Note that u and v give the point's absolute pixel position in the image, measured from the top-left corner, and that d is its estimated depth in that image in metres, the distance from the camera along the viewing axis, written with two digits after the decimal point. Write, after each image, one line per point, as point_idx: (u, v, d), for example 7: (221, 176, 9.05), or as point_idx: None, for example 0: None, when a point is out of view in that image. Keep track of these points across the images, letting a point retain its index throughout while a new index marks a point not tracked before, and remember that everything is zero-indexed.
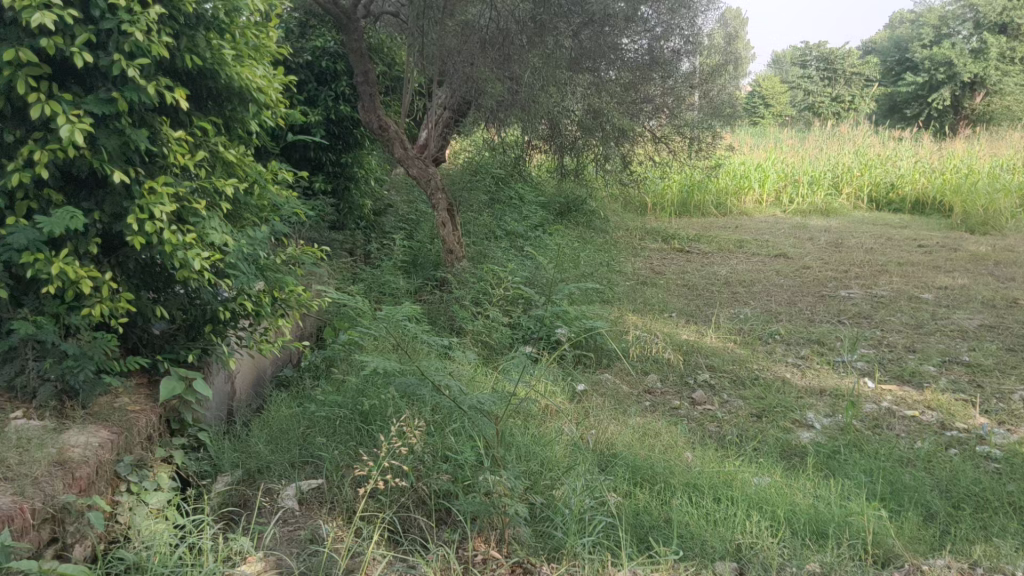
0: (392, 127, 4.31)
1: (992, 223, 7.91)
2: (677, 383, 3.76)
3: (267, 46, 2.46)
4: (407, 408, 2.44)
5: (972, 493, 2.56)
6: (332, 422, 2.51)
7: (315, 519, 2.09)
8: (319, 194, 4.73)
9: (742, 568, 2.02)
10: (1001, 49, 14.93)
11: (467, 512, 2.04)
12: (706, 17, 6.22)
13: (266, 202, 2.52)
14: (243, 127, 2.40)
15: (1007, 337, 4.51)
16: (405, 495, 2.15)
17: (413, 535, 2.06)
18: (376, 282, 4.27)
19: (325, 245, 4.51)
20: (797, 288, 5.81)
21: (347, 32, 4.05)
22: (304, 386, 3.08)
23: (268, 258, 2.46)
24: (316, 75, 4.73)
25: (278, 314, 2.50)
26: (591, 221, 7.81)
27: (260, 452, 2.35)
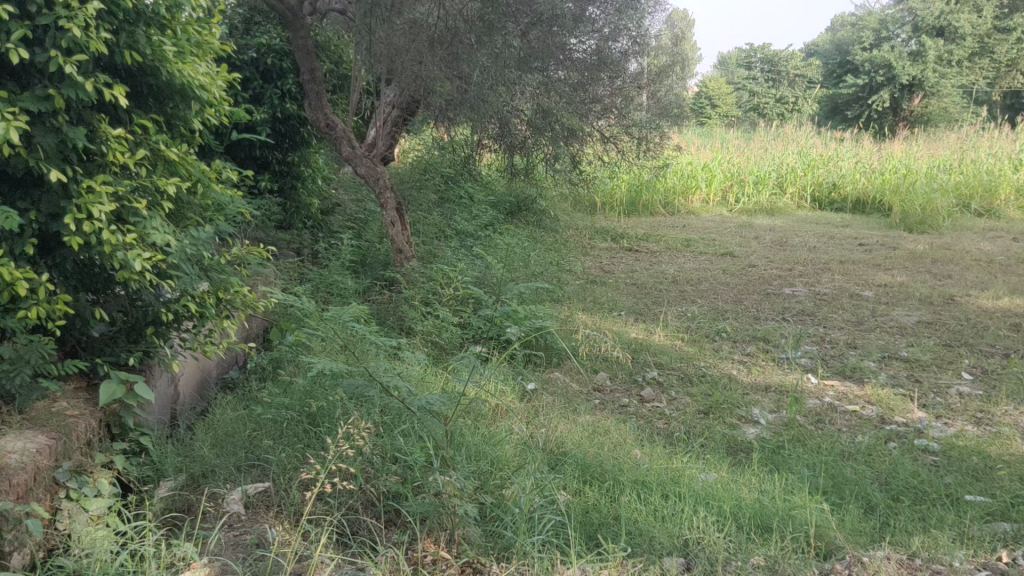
0: (339, 125, 4.27)
1: (929, 221, 8.12)
2: (626, 381, 3.80)
3: (210, 42, 2.41)
4: (356, 409, 2.42)
5: (911, 486, 2.62)
6: (279, 424, 2.49)
7: (261, 523, 2.06)
8: (265, 193, 4.67)
9: (689, 563, 2.04)
10: (938, 52, 15.39)
11: (417, 513, 2.03)
12: (654, 18, 6.28)
13: (210, 201, 2.48)
14: (185, 125, 2.36)
15: (943, 332, 4.64)
16: (353, 497, 2.13)
17: (362, 537, 2.04)
18: (324, 282, 4.22)
19: (271, 245, 4.45)
20: (743, 286, 5.90)
21: (293, 29, 4.00)
22: (250, 388, 3.03)
23: (213, 258, 2.41)
24: (261, 72, 4.67)
25: (223, 314, 2.45)
26: (540, 221, 7.84)
27: (204, 456, 2.31)
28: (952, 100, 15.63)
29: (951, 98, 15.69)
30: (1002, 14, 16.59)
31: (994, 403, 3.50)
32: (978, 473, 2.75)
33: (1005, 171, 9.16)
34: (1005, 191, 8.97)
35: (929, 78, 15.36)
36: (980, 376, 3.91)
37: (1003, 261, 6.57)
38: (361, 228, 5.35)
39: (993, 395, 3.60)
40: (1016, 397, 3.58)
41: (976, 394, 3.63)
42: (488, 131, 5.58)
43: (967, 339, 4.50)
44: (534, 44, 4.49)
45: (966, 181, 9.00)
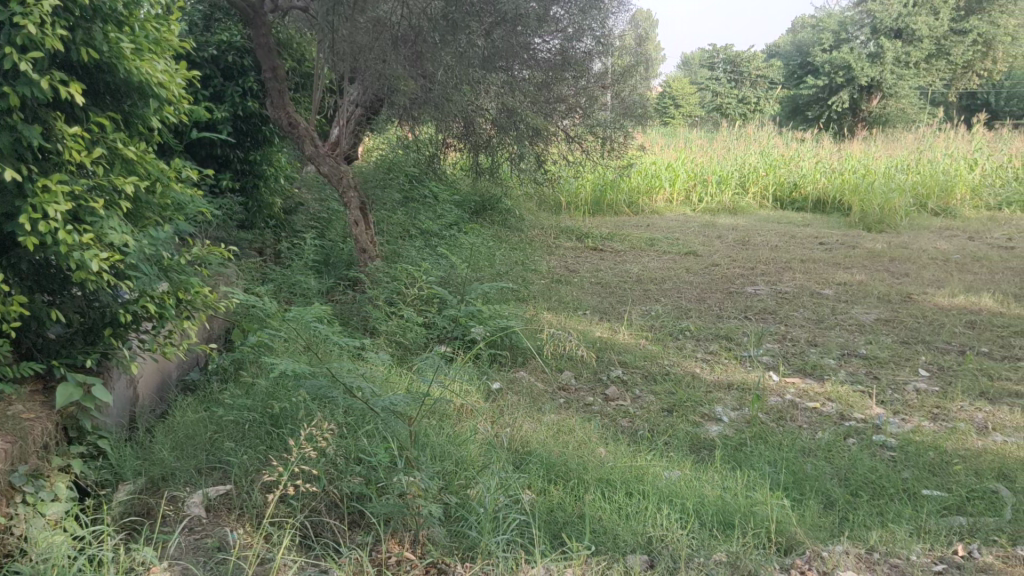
0: (302, 124, 4.23)
1: (887, 221, 8.26)
2: (590, 379, 3.82)
3: (169, 40, 2.38)
4: (319, 411, 2.41)
5: (869, 481, 2.67)
6: (241, 426, 2.46)
7: (223, 526, 2.04)
8: (226, 192, 4.62)
9: (652, 560, 2.06)
10: (896, 54, 15.67)
11: (381, 513, 2.02)
12: (618, 18, 6.31)
13: (169, 201, 2.45)
14: (143, 123, 2.32)
15: (901, 330, 4.73)
16: (315, 499, 2.12)
17: (324, 539, 2.03)
18: (286, 282, 4.19)
19: (232, 245, 4.41)
20: (706, 285, 5.96)
21: (253, 26, 3.96)
22: (211, 389, 3.00)
23: (172, 259, 2.39)
24: (222, 70, 4.62)
25: (183, 315, 2.42)
26: (505, 220, 7.84)
27: (164, 459, 2.28)
28: (910, 101, 15.95)
29: (909, 99, 16.01)
30: (957, 17, 16.93)
31: (950, 399, 3.57)
32: (934, 468, 2.81)
33: (960, 171, 9.35)
34: (960, 191, 9.16)
35: (887, 80, 15.63)
36: (936, 372, 3.98)
37: (958, 259, 6.71)
38: (325, 228, 5.31)
39: (949, 391, 3.67)
40: (971, 393, 3.65)
41: (932, 391, 3.70)
42: (452, 131, 5.58)
43: (923, 336, 4.59)
44: (497, 44, 4.51)
45: (923, 181, 9.18)
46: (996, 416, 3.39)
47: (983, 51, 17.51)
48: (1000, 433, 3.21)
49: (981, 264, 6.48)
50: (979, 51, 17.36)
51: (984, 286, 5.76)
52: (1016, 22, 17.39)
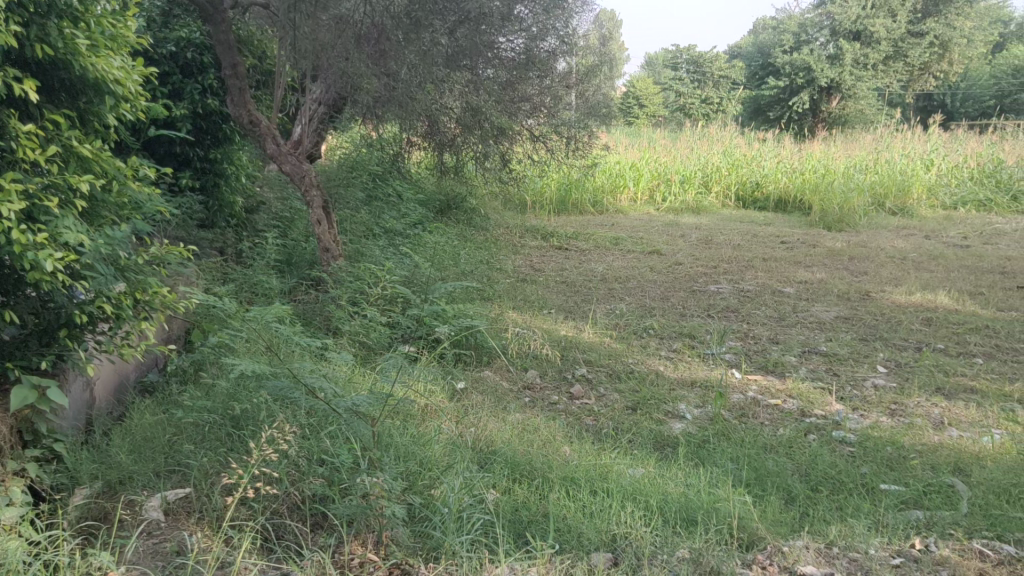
0: (263, 122, 4.17)
1: (847, 220, 8.37)
2: (555, 379, 3.81)
3: (125, 36, 2.31)
4: (281, 412, 2.37)
5: (829, 476, 2.70)
6: (201, 427, 2.42)
7: (182, 530, 2.00)
8: (186, 190, 4.54)
9: (616, 558, 2.05)
10: (855, 55, 15.91)
11: (343, 515, 2.00)
12: (581, 18, 6.25)
13: (127, 199, 2.40)
14: (99, 120, 2.26)
15: (860, 327, 4.79)
16: (277, 501, 2.08)
17: (286, 542, 1.99)
18: (248, 282, 4.13)
19: (193, 245, 4.34)
20: (670, 283, 6.00)
21: (213, 23, 3.90)
22: (170, 391, 2.95)
23: (129, 258, 2.33)
24: (181, 67, 4.54)
25: (141, 316, 2.36)
26: (470, 220, 7.82)
27: (121, 463, 2.24)
28: (868, 102, 16.20)
29: (868, 100, 16.25)
30: (915, 19, 17.21)
31: (907, 395, 3.62)
32: (892, 463, 2.85)
33: (916, 171, 9.50)
34: (917, 191, 9.31)
35: (847, 81, 15.85)
36: (894, 369, 4.04)
37: (915, 257, 6.82)
38: (287, 228, 5.25)
39: (906, 387, 3.73)
40: (927, 389, 3.71)
41: (890, 387, 3.75)
42: (416, 129, 5.55)
43: (881, 333, 4.66)
44: (461, 43, 4.47)
45: (880, 180, 9.32)
46: (952, 411, 3.45)
47: (938, 53, 17.83)
48: (956, 428, 3.26)
49: (938, 262, 6.59)
50: (934, 53, 17.67)
51: (940, 284, 5.85)
52: (970, 24, 17.73)
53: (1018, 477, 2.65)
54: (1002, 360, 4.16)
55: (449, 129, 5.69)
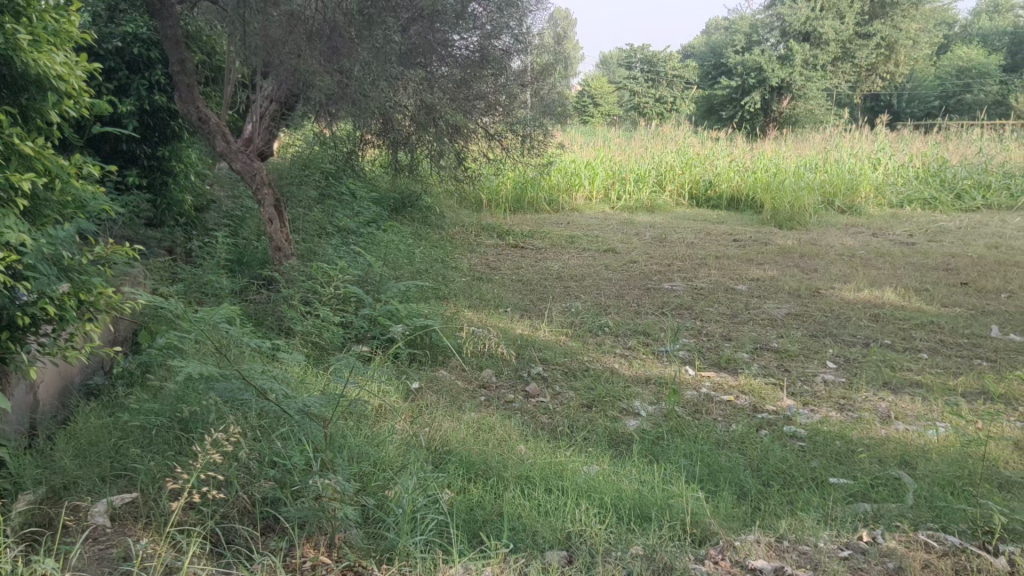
0: (212, 118, 4.06)
1: (797, 218, 8.49)
2: (511, 377, 3.79)
3: (69, 31, 2.23)
4: (231, 414, 2.29)
5: (780, 471, 2.72)
6: (147, 430, 2.33)
7: (129, 537, 1.92)
8: (133, 188, 4.43)
9: (570, 556, 2.04)
10: (805, 56, 16.14)
11: (294, 518, 1.93)
12: (535, 17, 6.11)
13: (71, 197, 2.31)
14: (42, 117, 2.18)
15: (810, 323, 4.86)
16: (228, 504, 2.01)
17: (236, 546, 1.91)
18: (198, 282, 4.03)
19: (140, 244, 4.23)
20: (625, 281, 6.02)
21: (160, 17, 3.79)
22: (116, 394, 2.86)
23: (73, 258, 2.24)
24: (127, 62, 4.42)
25: (85, 318, 2.27)
26: (425, 219, 7.77)
27: (66, 468, 2.16)
28: (818, 103, 16.47)
29: (817, 100, 16.54)
30: (862, 21, 17.54)
31: (856, 390, 3.67)
32: (842, 457, 2.88)
33: (864, 171, 9.67)
34: (865, 189, 9.47)
35: (797, 81, 16.11)
36: (843, 364, 4.10)
37: (863, 255, 6.94)
38: (238, 226, 5.15)
39: (855, 382, 3.78)
40: (875, 383, 3.77)
41: (840, 382, 3.80)
42: (370, 127, 5.49)
43: (831, 329, 4.72)
44: (414, 39, 4.51)
45: (830, 179, 9.45)
46: (899, 405, 3.50)
47: (885, 53, 18.20)
48: (902, 422, 3.31)
49: (884, 259, 6.72)
50: (881, 54, 18.04)
51: (887, 280, 5.96)
52: (914, 26, 18.14)
53: (962, 469, 2.69)
54: (946, 355, 4.24)
55: (403, 126, 5.64)
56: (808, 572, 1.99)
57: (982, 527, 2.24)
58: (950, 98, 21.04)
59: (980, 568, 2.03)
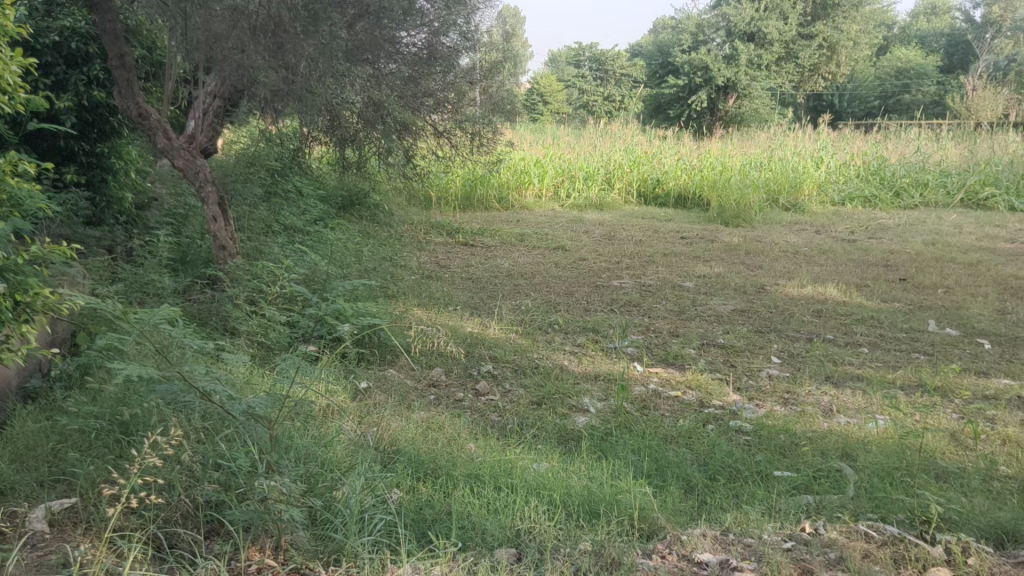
0: (154, 114, 3.95)
1: (743, 216, 8.61)
2: (460, 375, 3.78)
3: (3, 25, 2.13)
4: (173, 418, 2.18)
5: (727, 464, 2.75)
6: (86, 435, 2.22)
7: (68, 542, 1.84)
8: (72, 186, 4.30)
9: (519, 553, 2.03)
10: (750, 56, 16.39)
11: (239, 521, 1.87)
12: (483, 14, 6.03)
13: (5, 196, 2.22)
14: None
15: (756, 320, 4.93)
16: (169, 508, 1.93)
17: (180, 551, 1.85)
18: (139, 281, 3.92)
19: (79, 243, 4.10)
20: (574, 279, 6.03)
21: (99, 12, 3.67)
22: (54, 397, 2.76)
23: (8, 259, 2.15)
24: (64, 57, 4.28)
25: (21, 320, 2.18)
26: (374, 217, 7.71)
27: (3, 473, 2.08)
28: (762, 102, 16.73)
29: (761, 99, 16.82)
30: (804, 21, 17.89)
31: (799, 384, 3.73)
32: (785, 450, 2.92)
33: (808, 169, 9.84)
34: (808, 187, 9.64)
35: (742, 81, 16.36)
36: (787, 360, 4.16)
37: (806, 251, 7.07)
38: (181, 225, 5.03)
39: (798, 376, 3.84)
40: (817, 377, 3.84)
41: (784, 376, 3.86)
42: (317, 125, 5.43)
43: (775, 325, 4.80)
44: (360, 37, 4.45)
45: (774, 177, 9.60)
46: (841, 399, 3.56)
47: (827, 54, 18.57)
48: (843, 415, 3.37)
49: (827, 256, 6.85)
50: (823, 54, 18.39)
51: (830, 276, 6.08)
52: (853, 28, 18.56)
53: (900, 460, 2.75)
54: (885, 349, 4.33)
55: (350, 123, 5.58)
56: (751, 564, 2.01)
57: (920, 517, 2.28)
58: (889, 98, 21.59)
59: (917, 556, 2.06)
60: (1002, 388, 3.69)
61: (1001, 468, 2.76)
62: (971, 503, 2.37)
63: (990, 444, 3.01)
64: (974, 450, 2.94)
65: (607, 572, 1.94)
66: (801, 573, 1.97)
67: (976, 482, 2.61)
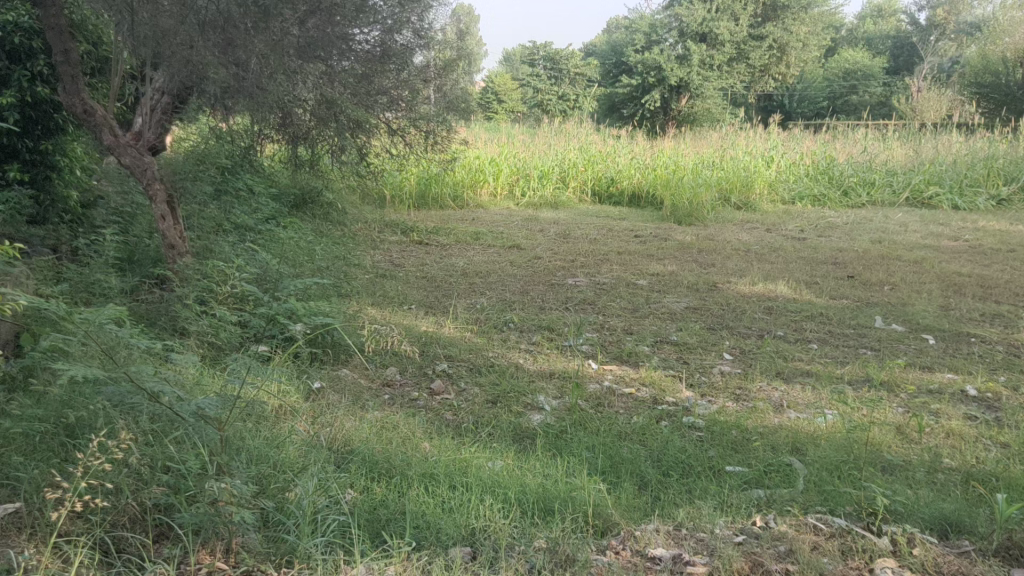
0: (99, 111, 3.84)
1: (696, 214, 8.70)
2: (415, 374, 3.76)
3: None
4: (119, 420, 2.11)
5: (679, 460, 2.77)
6: (30, 438, 2.13)
7: (12, 548, 1.76)
8: (14, 184, 4.17)
9: (475, 551, 2.03)
10: (701, 56, 16.57)
11: (189, 524, 1.83)
12: (437, 12, 6.01)
13: None
14: None
15: (708, 317, 4.98)
16: (117, 512, 1.87)
17: (127, 556, 1.80)
18: (84, 281, 3.82)
19: (22, 243, 3.98)
20: (529, 277, 6.04)
21: (42, 6, 3.56)
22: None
23: None
24: (7, 52, 4.15)
25: None
26: (327, 216, 7.64)
27: None
28: (714, 102, 16.93)
29: (713, 99, 17.01)
30: (754, 23, 18.14)
31: (751, 380, 3.78)
32: (737, 445, 2.95)
33: (759, 168, 9.97)
34: (759, 186, 9.78)
35: (694, 80, 16.51)
36: (739, 356, 4.21)
37: (757, 249, 7.17)
38: (128, 223, 4.92)
39: (750, 373, 3.89)
40: (769, 373, 3.89)
41: (736, 372, 3.91)
42: (269, 122, 5.36)
43: (727, 322, 4.86)
44: (312, 33, 4.42)
45: (727, 175, 9.72)
46: (791, 394, 3.62)
47: (776, 54, 18.88)
48: (793, 410, 3.42)
49: (778, 254, 6.96)
50: (773, 54, 18.68)
51: (780, 274, 6.17)
52: (803, 29, 18.87)
53: (848, 454, 2.80)
54: (834, 345, 4.41)
55: (302, 121, 5.51)
56: (703, 559, 2.03)
57: (867, 509, 2.31)
58: (837, 98, 22.02)
59: (865, 548, 2.10)
60: (945, 383, 3.78)
61: (945, 461, 2.82)
62: (916, 494, 2.42)
63: (935, 437, 3.08)
64: (919, 443, 3.00)
65: (562, 569, 1.95)
66: (752, 566, 1.99)
67: (921, 474, 2.67)
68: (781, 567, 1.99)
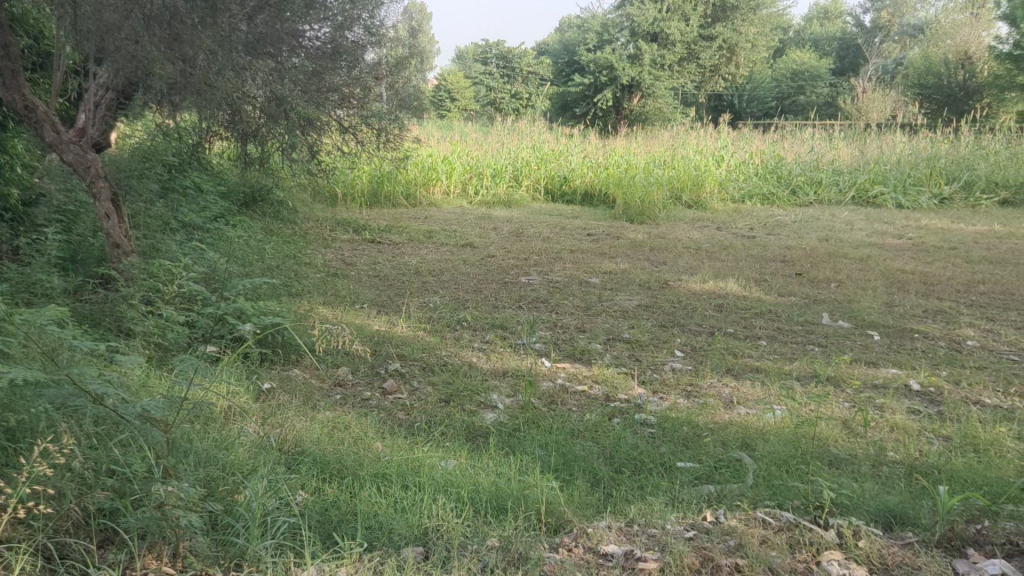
0: (40, 106, 3.71)
1: (648, 213, 8.77)
2: (367, 374, 3.72)
3: None
4: (61, 424, 2.05)
5: (631, 457, 2.79)
6: None
7: None
8: None
9: (426, 551, 2.02)
10: (653, 56, 16.71)
11: (135, 528, 1.78)
12: (388, 9, 5.96)
13: None
14: None
15: (659, 314, 5.02)
16: (60, 517, 1.81)
17: (71, 560, 1.74)
18: (25, 282, 3.71)
19: None
20: (482, 276, 6.03)
21: None
22: None
23: None
24: None
25: None
26: (277, 214, 7.53)
27: None
28: (665, 101, 17.08)
29: (664, 99, 17.16)
30: (704, 23, 18.35)
31: (702, 376, 3.83)
32: (688, 442, 2.98)
33: (710, 167, 10.05)
34: (710, 185, 9.82)
35: (645, 80, 16.62)
36: (690, 353, 4.25)
37: (708, 247, 7.25)
38: (71, 222, 4.80)
39: (701, 369, 3.93)
40: (719, 370, 3.94)
41: (686, 369, 3.95)
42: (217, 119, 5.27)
43: (679, 319, 4.91)
44: (261, 29, 4.35)
45: (678, 174, 9.81)
46: (740, 391, 3.66)
47: (726, 54, 19.12)
48: (743, 406, 3.47)
49: (728, 252, 7.04)
50: (722, 54, 18.92)
51: (731, 272, 6.25)
52: (751, 30, 19.15)
53: (796, 449, 2.85)
54: (782, 342, 4.48)
55: (252, 117, 5.42)
56: (655, 554, 2.04)
57: (814, 502, 2.35)
58: (785, 99, 22.40)
59: (812, 541, 2.13)
60: (889, 377, 3.86)
61: (889, 454, 2.88)
62: (861, 487, 2.47)
63: (879, 431, 3.15)
64: (864, 437, 3.06)
65: (514, 567, 1.94)
66: (704, 560, 2.01)
67: (866, 468, 2.72)
68: (731, 562, 2.00)
